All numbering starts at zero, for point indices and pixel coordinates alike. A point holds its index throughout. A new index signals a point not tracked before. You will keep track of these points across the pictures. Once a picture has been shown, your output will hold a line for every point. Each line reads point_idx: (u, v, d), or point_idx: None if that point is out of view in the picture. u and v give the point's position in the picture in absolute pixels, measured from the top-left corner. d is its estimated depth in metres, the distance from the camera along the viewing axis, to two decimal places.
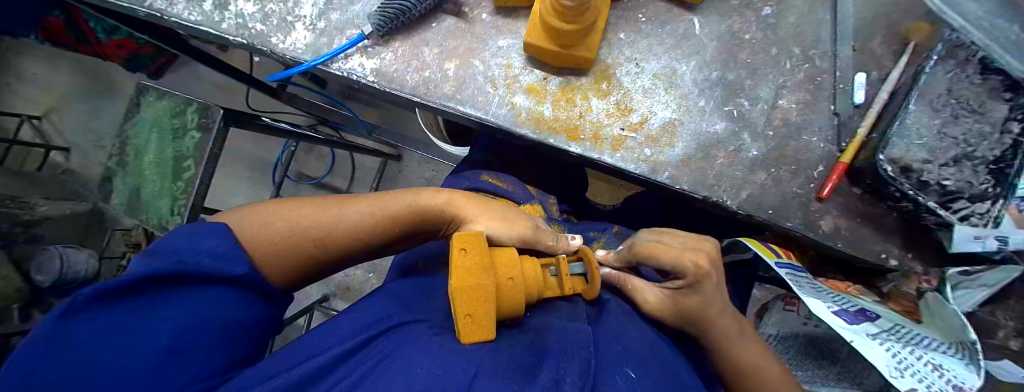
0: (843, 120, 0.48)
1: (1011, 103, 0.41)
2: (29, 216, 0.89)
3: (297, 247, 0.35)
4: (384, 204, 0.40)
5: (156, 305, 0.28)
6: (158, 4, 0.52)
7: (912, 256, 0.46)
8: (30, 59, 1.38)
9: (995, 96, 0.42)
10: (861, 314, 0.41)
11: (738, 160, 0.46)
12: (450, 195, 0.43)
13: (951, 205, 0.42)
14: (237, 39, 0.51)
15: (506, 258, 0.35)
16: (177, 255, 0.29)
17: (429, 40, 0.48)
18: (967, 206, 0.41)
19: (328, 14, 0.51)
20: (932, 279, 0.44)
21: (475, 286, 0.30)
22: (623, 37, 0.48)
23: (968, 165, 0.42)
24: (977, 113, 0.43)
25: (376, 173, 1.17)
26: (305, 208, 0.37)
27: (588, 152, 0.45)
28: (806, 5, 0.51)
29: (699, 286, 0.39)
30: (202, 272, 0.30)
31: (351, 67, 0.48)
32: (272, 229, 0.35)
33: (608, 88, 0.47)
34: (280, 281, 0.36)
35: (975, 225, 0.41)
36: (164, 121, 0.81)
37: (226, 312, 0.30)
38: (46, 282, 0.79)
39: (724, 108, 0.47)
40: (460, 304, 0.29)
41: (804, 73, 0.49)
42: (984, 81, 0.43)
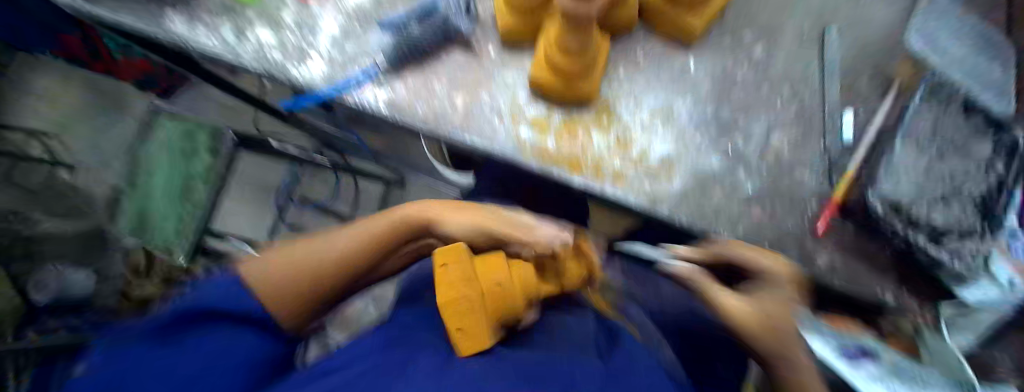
0: (833, 157, 0.50)
1: (994, 143, 0.48)
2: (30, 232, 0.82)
3: (297, 280, 0.34)
4: (369, 224, 0.39)
5: (177, 342, 0.28)
6: (177, 30, 0.54)
7: (907, 289, 0.46)
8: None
9: (978, 138, 0.50)
10: (864, 350, 0.43)
11: (733, 195, 0.48)
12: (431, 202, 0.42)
13: (944, 240, 0.44)
14: (252, 67, 0.53)
15: (490, 266, 0.35)
16: (198, 299, 0.31)
17: (439, 73, 0.51)
18: (959, 241, 0.44)
19: (344, 48, 0.54)
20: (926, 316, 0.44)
21: (460, 299, 0.31)
22: (622, 74, 0.51)
23: (959, 201, 0.46)
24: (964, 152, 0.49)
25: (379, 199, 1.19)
26: (303, 243, 0.38)
27: (589, 184, 0.46)
28: (793, 50, 0.55)
29: (778, 286, 0.37)
30: (222, 308, 0.31)
31: (362, 96, 0.50)
32: (275, 265, 0.35)
33: (609, 122, 0.49)
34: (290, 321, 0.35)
35: (966, 260, 0.43)
36: (176, 142, 0.83)
37: (243, 341, 0.29)
38: (45, 300, 0.81)
39: (720, 144, 0.49)
40: (451, 320, 0.29)
41: (795, 112, 0.52)
42: (970, 122, 0.50)
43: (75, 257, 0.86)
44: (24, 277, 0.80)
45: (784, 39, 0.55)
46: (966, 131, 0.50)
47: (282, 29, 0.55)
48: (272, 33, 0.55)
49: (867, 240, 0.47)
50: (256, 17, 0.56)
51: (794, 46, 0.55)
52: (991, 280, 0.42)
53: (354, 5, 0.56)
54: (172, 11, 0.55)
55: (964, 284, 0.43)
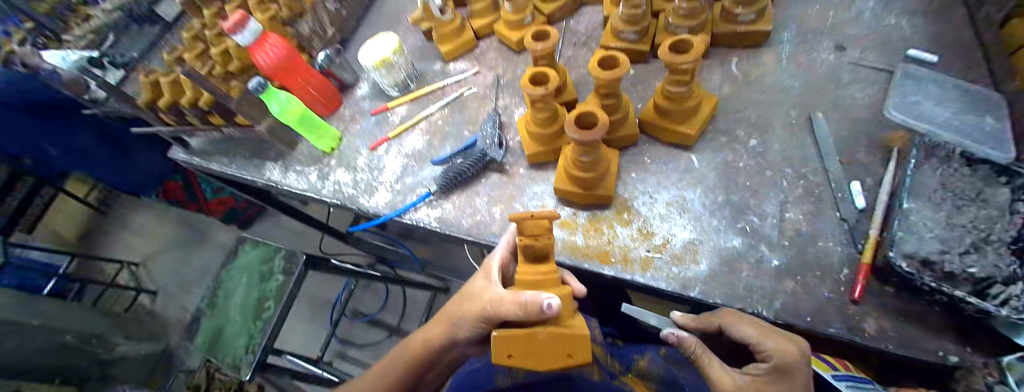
0: (852, 224, 0.52)
1: (1010, 185, 0.48)
2: (109, 355, 1.00)
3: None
4: (409, 346, 0.50)
5: None
6: (275, 177, 0.75)
7: (971, 349, 0.43)
8: (139, 215, 1.71)
9: (994, 181, 0.49)
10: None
11: (762, 271, 0.50)
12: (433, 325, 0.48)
13: (988, 291, 0.42)
14: (332, 200, 0.68)
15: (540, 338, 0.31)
16: None
17: (479, 192, 0.61)
18: (1004, 290, 0.42)
19: (403, 178, 0.67)
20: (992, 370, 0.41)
21: (549, 345, 0.31)
22: (634, 175, 0.60)
23: (990, 248, 0.45)
24: (980, 200, 0.48)
25: (425, 307, 1.26)
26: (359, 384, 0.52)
27: (620, 273, 0.50)
28: (783, 138, 0.62)
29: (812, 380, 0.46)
30: None
31: (418, 216, 0.61)
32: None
33: (629, 217, 0.55)
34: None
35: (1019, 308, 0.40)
36: (255, 265, 0.98)
37: None
38: None
39: (736, 225, 0.53)
40: (579, 354, 0.32)
41: (801, 188, 0.57)
42: (976, 170, 0.50)
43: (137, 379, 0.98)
44: None
45: (773, 129, 0.64)
46: (978, 182, 0.50)
47: (355, 171, 0.70)
48: (348, 173, 0.70)
49: (910, 302, 0.46)
50: (335, 163, 0.73)
51: (784, 134, 0.63)
52: None
53: (411, 147, 0.71)
54: (272, 165, 0.77)
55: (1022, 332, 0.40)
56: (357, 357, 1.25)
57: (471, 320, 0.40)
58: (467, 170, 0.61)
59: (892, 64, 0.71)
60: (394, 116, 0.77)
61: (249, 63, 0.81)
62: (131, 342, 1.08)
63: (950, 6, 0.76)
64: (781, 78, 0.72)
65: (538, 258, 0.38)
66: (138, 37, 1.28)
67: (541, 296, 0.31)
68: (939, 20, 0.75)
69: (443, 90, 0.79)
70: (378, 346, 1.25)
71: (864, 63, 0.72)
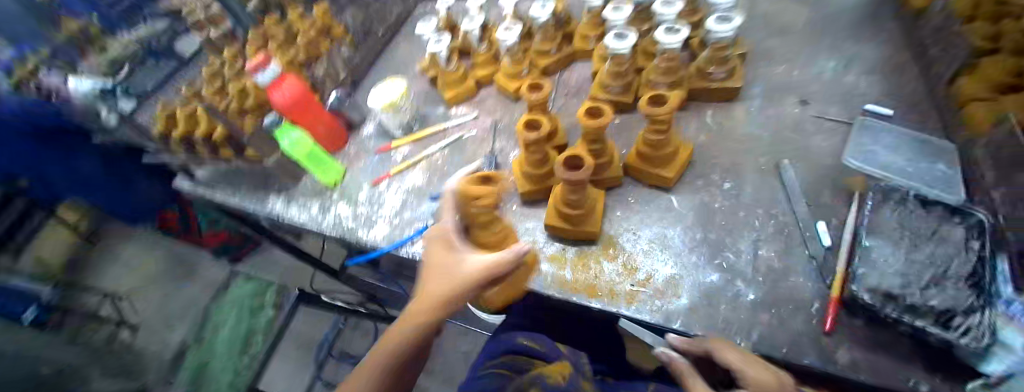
0: (820, 261, 0.56)
1: (964, 223, 0.53)
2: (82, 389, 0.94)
3: None
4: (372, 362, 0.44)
5: None
6: (276, 208, 0.78)
7: (941, 379, 0.45)
8: (131, 245, 1.70)
9: (950, 220, 0.55)
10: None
11: (740, 305, 0.52)
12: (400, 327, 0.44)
13: (951, 323, 0.45)
14: (332, 233, 0.70)
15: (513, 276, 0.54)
16: None
17: None
18: (964, 321, 0.45)
19: (403, 213, 0.70)
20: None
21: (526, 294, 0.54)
22: (619, 214, 0.64)
23: (951, 282, 0.48)
24: (938, 238, 0.53)
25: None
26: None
27: (607, 306, 0.53)
28: (755, 182, 0.68)
29: None
30: None
31: (415, 249, 0.64)
32: None
33: (615, 252, 0.59)
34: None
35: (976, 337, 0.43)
36: (245, 298, 0.97)
37: None
38: None
39: (715, 261, 0.57)
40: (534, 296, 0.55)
41: (772, 228, 0.61)
42: (932, 210, 0.56)
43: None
44: None
45: (745, 173, 0.70)
46: (934, 220, 0.55)
47: (356, 205, 0.74)
48: (349, 207, 0.74)
49: (878, 334, 0.49)
50: (337, 197, 0.76)
51: (755, 179, 0.69)
52: None
53: (411, 184, 0.75)
54: (274, 198, 0.80)
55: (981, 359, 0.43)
56: None
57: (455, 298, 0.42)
58: None
59: (851, 117, 0.79)
60: (397, 156, 0.82)
61: (263, 104, 0.87)
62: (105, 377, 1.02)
63: (901, 68, 0.86)
64: (751, 129, 0.79)
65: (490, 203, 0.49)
66: (154, 71, 1.33)
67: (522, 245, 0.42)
68: (891, 81, 0.84)
69: (444, 133, 0.84)
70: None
71: (827, 116, 0.80)
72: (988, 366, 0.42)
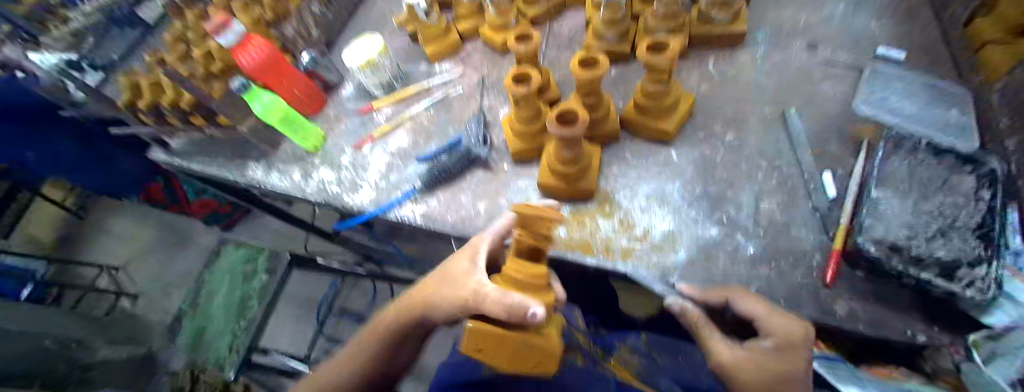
0: (823, 213, 0.54)
1: (975, 174, 0.52)
2: (89, 359, 0.96)
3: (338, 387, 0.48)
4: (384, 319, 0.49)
5: None
6: (257, 176, 0.74)
7: (938, 328, 0.45)
8: (120, 218, 1.66)
9: (960, 169, 0.53)
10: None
11: (739, 259, 0.51)
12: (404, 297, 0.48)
13: (955, 274, 0.45)
14: (317, 199, 0.67)
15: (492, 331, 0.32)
16: None
17: (465, 187, 0.62)
18: (969, 273, 0.44)
19: (389, 176, 0.67)
20: (957, 349, 0.43)
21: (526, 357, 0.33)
22: (615, 170, 0.60)
23: (956, 234, 0.47)
24: (947, 187, 0.52)
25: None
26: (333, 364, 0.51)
27: (602, 263, 0.51)
28: (759, 132, 0.64)
29: None
30: None
31: (403, 212, 0.61)
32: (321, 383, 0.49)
33: (611, 209, 0.56)
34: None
35: (981, 289, 0.42)
36: (238, 266, 0.96)
37: None
38: None
39: (714, 216, 0.55)
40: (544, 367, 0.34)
41: (774, 180, 0.58)
42: (943, 159, 0.54)
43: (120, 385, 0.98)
44: None
45: (749, 124, 0.66)
46: (944, 170, 0.53)
47: (339, 169, 0.70)
48: (332, 172, 0.70)
49: (877, 284, 0.49)
50: (319, 161, 0.73)
51: (759, 129, 0.65)
52: (1010, 300, 0.43)
53: (396, 145, 0.71)
54: (253, 165, 0.76)
55: (986, 313, 0.43)
56: None
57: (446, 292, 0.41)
58: (452, 166, 0.61)
59: (861, 62, 0.75)
60: (380, 116, 0.77)
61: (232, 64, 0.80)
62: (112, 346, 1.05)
63: (917, 8, 0.79)
64: (755, 77, 0.74)
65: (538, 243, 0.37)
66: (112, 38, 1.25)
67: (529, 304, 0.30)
68: (906, 22, 0.78)
69: (429, 91, 0.79)
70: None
71: (836, 61, 0.75)
72: (990, 319, 0.43)
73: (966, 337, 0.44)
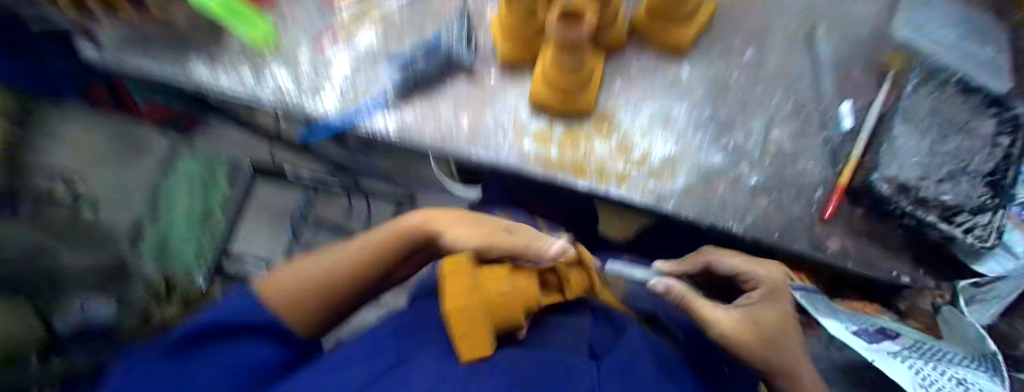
0: (834, 146, 0.50)
1: (998, 118, 0.46)
2: None
3: (300, 288, 0.42)
4: (379, 237, 0.49)
5: (212, 352, 0.34)
6: (201, 75, 0.56)
7: (924, 272, 0.46)
8: None
9: (982, 112, 0.48)
10: (880, 332, 0.44)
11: (739, 189, 0.48)
12: (422, 216, 0.52)
13: (955, 218, 0.44)
14: (272, 107, 0.55)
15: (491, 276, 0.40)
16: (216, 319, 0.36)
17: (445, 97, 0.53)
18: (970, 218, 0.43)
19: (356, 80, 0.57)
20: (945, 293, 0.44)
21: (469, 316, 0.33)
22: (618, 85, 0.52)
23: (965, 179, 0.45)
24: (965, 130, 0.47)
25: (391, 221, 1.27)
26: (313, 258, 0.47)
27: (594, 187, 0.48)
28: (785, 49, 0.56)
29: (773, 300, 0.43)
30: (240, 327, 0.36)
31: (374, 123, 0.52)
32: (288, 278, 0.43)
33: (609, 129, 0.50)
34: (308, 332, 0.42)
35: (980, 237, 0.43)
36: None
37: (259, 356, 0.35)
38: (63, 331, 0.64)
39: (720, 141, 0.50)
40: (459, 328, 0.32)
41: (789, 107, 0.52)
42: (968, 100, 0.48)
43: None
44: None
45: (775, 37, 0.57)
46: (967, 111, 0.48)
47: (297, 71, 0.58)
48: (288, 74, 0.58)
49: (876, 225, 0.48)
50: (271, 61, 0.59)
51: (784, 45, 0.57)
52: (1005, 251, 0.44)
53: (364, 43, 0.60)
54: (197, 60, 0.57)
55: (981, 262, 0.44)
56: None
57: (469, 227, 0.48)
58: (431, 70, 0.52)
59: None
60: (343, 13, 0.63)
61: None
62: None
63: None
64: None
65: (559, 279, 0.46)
66: None
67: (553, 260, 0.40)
68: None
69: None
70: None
71: None
72: (983, 267, 0.44)
73: (955, 283, 0.45)
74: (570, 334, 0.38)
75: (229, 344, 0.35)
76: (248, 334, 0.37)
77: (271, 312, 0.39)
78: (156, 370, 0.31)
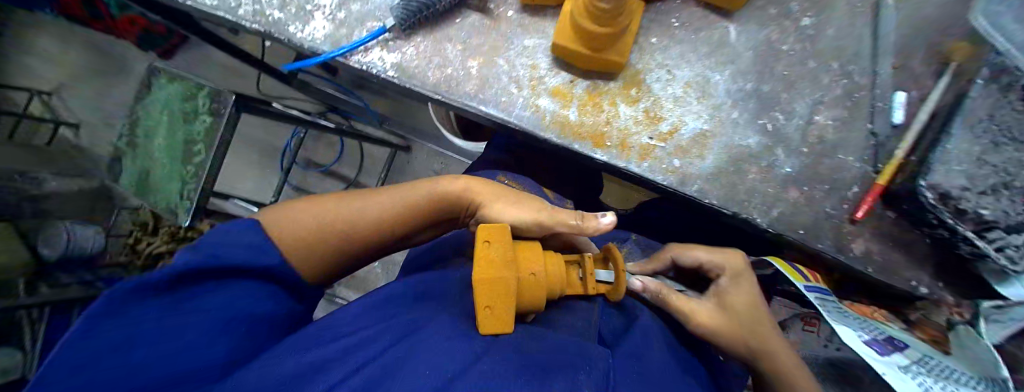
0: (879, 142, 0.45)
1: None
2: (37, 190, 0.91)
3: (314, 233, 0.40)
4: (410, 197, 0.44)
5: (207, 292, 0.33)
6: None
7: (942, 285, 0.45)
8: None
9: None
10: (889, 343, 0.41)
11: (771, 177, 0.44)
12: (468, 181, 0.45)
13: (985, 235, 0.39)
14: (252, 27, 0.46)
15: (527, 253, 0.36)
16: (215, 249, 0.34)
17: (454, 36, 0.46)
18: (1002, 237, 0.38)
19: (348, 4, 0.47)
20: (964, 310, 0.43)
21: (498, 280, 0.31)
22: (655, 42, 0.45)
23: (1006, 193, 0.38)
24: (1018, 141, 0.39)
25: (384, 164, 1.23)
26: (330, 202, 0.42)
27: (613, 160, 0.43)
28: (863, 14, 0.47)
29: (739, 284, 0.43)
30: (243, 265, 0.35)
31: (370, 60, 0.45)
32: (300, 224, 0.40)
33: (637, 94, 0.44)
34: (313, 277, 0.41)
35: (1011, 258, 0.38)
36: (176, 104, 0.76)
37: (260, 305, 0.36)
38: (53, 256, 0.83)
39: (758, 122, 0.44)
40: (481, 298, 0.31)
41: (840, 89, 0.46)
42: None
43: (82, 209, 0.97)
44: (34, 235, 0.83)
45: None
46: None
47: None
48: None
49: (901, 230, 0.46)
50: None
51: (865, 7, 0.47)
52: None
53: None
54: None
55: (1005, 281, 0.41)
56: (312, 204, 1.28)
57: (512, 198, 0.43)
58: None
59: None
60: None
61: None
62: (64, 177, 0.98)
63: None
64: None
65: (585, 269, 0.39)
66: None
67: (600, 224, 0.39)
68: None
69: None
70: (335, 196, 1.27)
71: None
72: (1008, 290, 0.40)
73: (977, 303, 0.42)
74: (581, 318, 0.40)
75: (225, 286, 0.34)
76: (251, 276, 0.36)
77: (280, 253, 0.38)
78: (150, 314, 0.29)
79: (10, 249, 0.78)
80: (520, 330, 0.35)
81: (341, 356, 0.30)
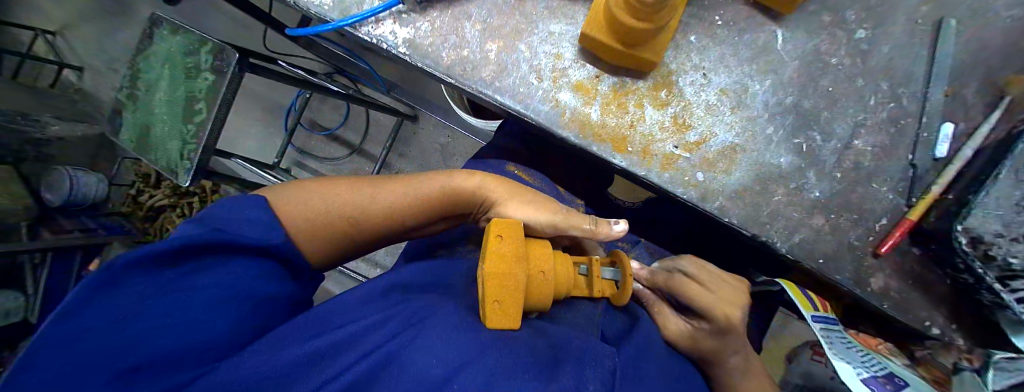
0: (917, 174, 0.42)
1: None
2: (42, 134, 0.98)
3: (323, 219, 0.39)
4: (422, 187, 0.42)
5: (205, 269, 0.31)
6: None
7: (955, 328, 0.43)
8: None
9: None
10: (888, 381, 0.38)
11: (797, 201, 0.42)
12: (484, 178, 0.43)
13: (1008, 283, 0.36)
14: None
15: (538, 251, 0.36)
16: (218, 224, 0.33)
17: (473, 15, 0.42)
18: None
19: None
20: (973, 358, 0.41)
21: (509, 274, 0.31)
22: (693, 41, 0.41)
23: None
24: None
25: (389, 132, 1.20)
26: (343, 186, 0.41)
27: (633, 167, 0.40)
28: (929, 29, 0.42)
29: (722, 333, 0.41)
30: (243, 240, 0.33)
31: (381, 33, 0.42)
32: (311, 207, 0.39)
33: (667, 97, 0.41)
34: (318, 260, 0.40)
35: None
36: (178, 58, 0.73)
37: (260, 285, 0.33)
38: (57, 200, 0.93)
39: (792, 141, 0.42)
40: (488, 290, 0.30)
41: (886, 113, 0.43)
42: None
43: (81, 161, 1.06)
44: (38, 179, 0.94)
45: (919, 10, 0.42)
46: None
47: None
48: None
49: (927, 268, 0.44)
50: None
51: (930, 22, 0.42)
52: None
53: None
54: None
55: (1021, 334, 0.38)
56: (316, 167, 1.26)
57: (528, 197, 0.43)
58: None
59: None
60: None
61: None
62: (63, 123, 1.06)
63: None
64: None
65: (590, 272, 0.39)
66: None
67: (610, 227, 0.40)
68: None
69: None
70: (340, 162, 1.26)
71: None
72: None
73: (988, 353, 0.40)
74: (584, 316, 0.39)
75: (223, 263, 0.32)
76: (252, 253, 0.34)
77: (285, 233, 0.36)
78: (142, 290, 0.28)
79: (15, 189, 0.88)
80: (526, 326, 0.34)
81: (341, 347, 0.28)
